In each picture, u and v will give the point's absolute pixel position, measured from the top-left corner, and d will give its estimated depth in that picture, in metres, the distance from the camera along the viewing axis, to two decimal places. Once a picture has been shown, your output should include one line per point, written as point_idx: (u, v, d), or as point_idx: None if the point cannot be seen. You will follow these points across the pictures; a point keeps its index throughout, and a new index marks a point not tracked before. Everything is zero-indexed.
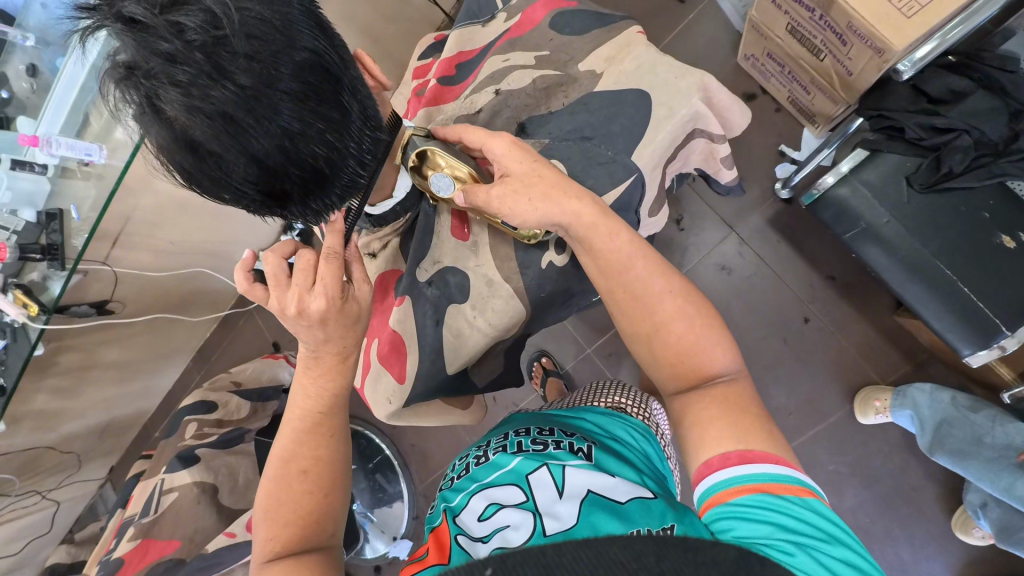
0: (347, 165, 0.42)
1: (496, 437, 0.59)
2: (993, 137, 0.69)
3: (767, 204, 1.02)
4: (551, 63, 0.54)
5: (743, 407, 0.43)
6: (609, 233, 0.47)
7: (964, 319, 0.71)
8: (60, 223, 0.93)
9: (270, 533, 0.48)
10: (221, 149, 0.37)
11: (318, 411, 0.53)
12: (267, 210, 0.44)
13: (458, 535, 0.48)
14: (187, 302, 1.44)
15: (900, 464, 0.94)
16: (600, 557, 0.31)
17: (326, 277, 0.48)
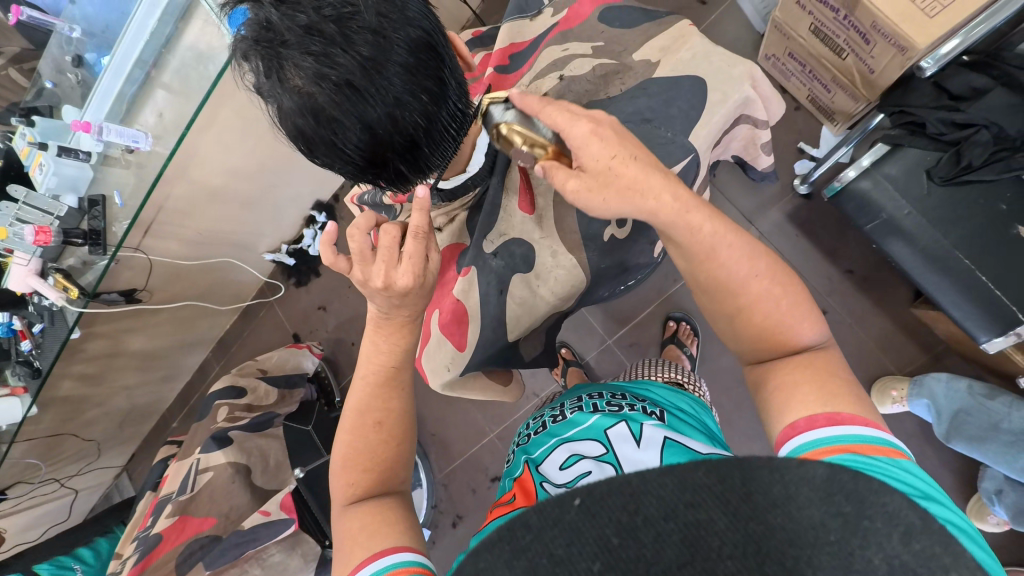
0: (441, 136, 0.45)
1: (572, 400, 0.72)
2: (1013, 133, 0.70)
3: (787, 199, 1.06)
4: (607, 53, 0.57)
5: (829, 370, 0.47)
6: (692, 227, 0.48)
7: (983, 309, 0.74)
8: (102, 209, 0.96)
9: (349, 480, 0.53)
10: (339, 116, 0.40)
11: (390, 367, 0.56)
12: (362, 178, 0.46)
13: (542, 483, 0.58)
14: (213, 292, 1.46)
15: (917, 453, 0.97)
16: (683, 482, 0.29)
17: (413, 251, 0.51)
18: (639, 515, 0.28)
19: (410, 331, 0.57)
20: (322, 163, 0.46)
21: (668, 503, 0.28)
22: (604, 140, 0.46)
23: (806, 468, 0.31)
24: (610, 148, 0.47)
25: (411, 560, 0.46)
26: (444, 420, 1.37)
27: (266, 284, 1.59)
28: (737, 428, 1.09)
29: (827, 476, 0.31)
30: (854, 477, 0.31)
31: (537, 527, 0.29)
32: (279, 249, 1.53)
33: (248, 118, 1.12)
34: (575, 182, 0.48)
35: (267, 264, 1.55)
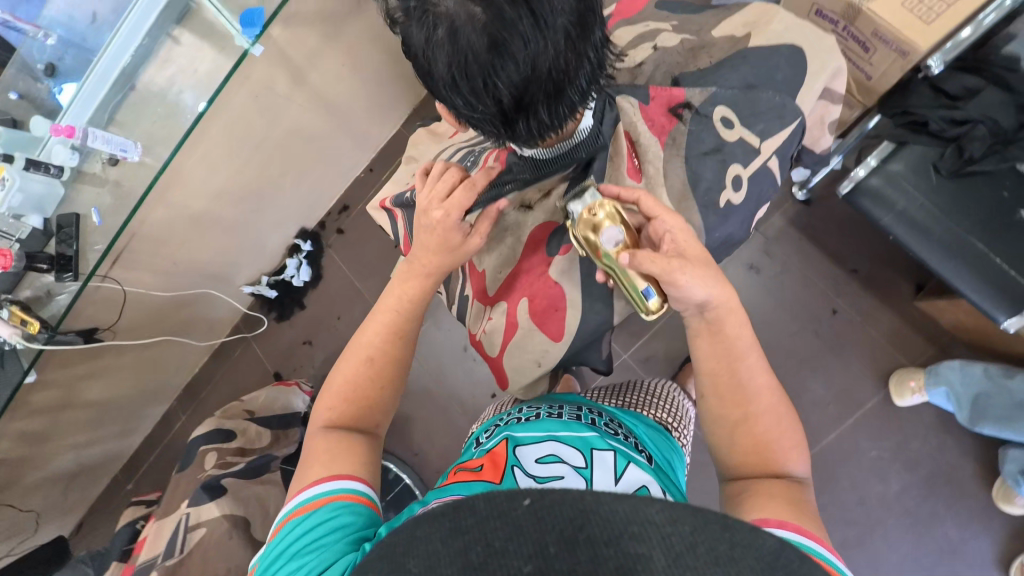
0: (586, 85, 0.40)
1: (571, 407, 0.67)
2: (1006, 126, 0.78)
3: (787, 205, 1.10)
4: (687, 30, 0.57)
5: (803, 500, 0.47)
6: (729, 326, 0.52)
7: (1000, 291, 0.77)
8: (75, 228, 0.84)
9: (330, 405, 0.55)
10: (505, 39, 0.34)
11: (399, 308, 0.57)
12: (491, 124, 0.40)
13: (513, 466, 0.54)
14: (183, 328, 1.32)
15: (939, 444, 0.99)
16: (636, 511, 0.28)
17: (461, 198, 0.52)
18: (581, 533, 0.27)
19: (429, 283, 0.58)
20: (453, 104, 0.39)
21: (615, 527, 0.27)
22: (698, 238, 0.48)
23: (761, 534, 0.28)
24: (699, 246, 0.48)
25: (360, 488, 0.49)
26: (450, 455, 1.27)
27: (242, 319, 1.46)
28: None
29: (777, 551, 0.28)
30: (801, 558, 0.28)
31: (483, 512, 0.30)
32: (258, 281, 1.41)
33: (238, 136, 1.05)
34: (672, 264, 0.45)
35: (245, 298, 1.43)
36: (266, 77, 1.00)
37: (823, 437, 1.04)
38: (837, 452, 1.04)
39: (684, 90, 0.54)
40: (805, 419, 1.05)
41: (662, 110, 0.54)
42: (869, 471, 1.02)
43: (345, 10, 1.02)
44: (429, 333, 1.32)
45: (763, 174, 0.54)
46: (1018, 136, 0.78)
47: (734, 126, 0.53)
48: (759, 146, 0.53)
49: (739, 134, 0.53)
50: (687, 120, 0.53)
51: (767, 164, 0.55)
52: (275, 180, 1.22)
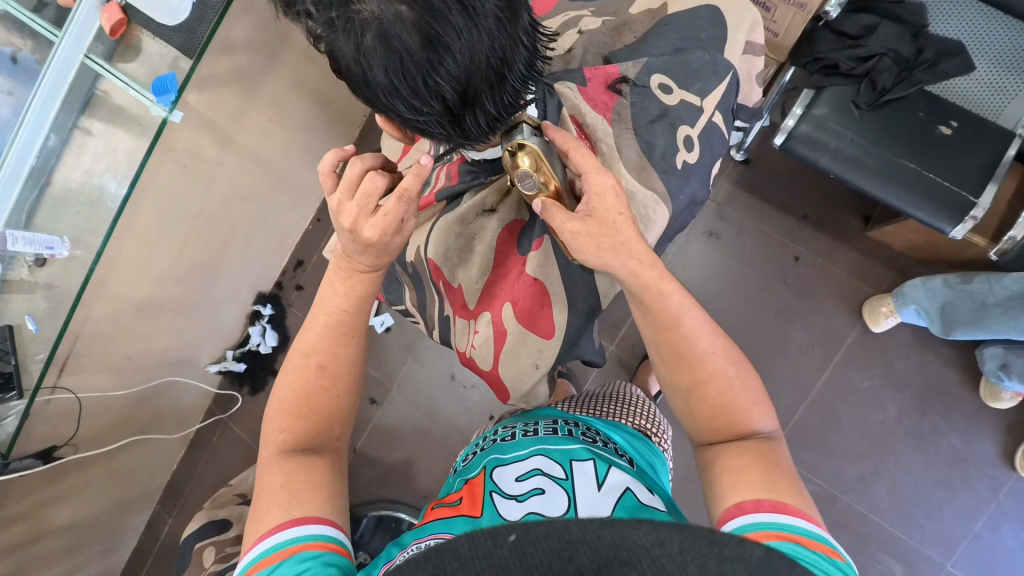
0: (527, 70, 0.40)
1: (546, 422, 0.71)
2: (906, 54, 0.84)
3: (729, 169, 1.14)
4: (606, 12, 0.59)
5: (771, 462, 0.48)
6: (663, 295, 0.50)
7: (942, 204, 0.82)
8: (10, 341, 0.78)
9: (283, 424, 0.54)
10: (439, 32, 0.33)
11: (342, 311, 0.56)
12: (439, 124, 0.39)
13: (491, 492, 0.57)
14: (151, 426, 1.23)
15: (921, 360, 1.04)
16: (621, 536, 0.28)
17: (389, 211, 0.50)
18: (571, 566, 0.26)
19: (372, 280, 0.57)
20: (396, 111, 0.38)
21: (603, 555, 0.27)
22: (620, 197, 0.49)
23: (743, 544, 0.29)
24: (619, 208, 0.49)
25: (329, 536, 0.47)
26: None
27: (213, 401, 1.38)
28: None
29: (763, 561, 0.29)
30: (788, 566, 0.29)
31: (466, 557, 0.28)
32: (223, 357, 1.34)
33: (173, 212, 1.00)
34: (576, 225, 0.48)
35: (213, 379, 1.35)
36: (191, 145, 0.96)
37: (816, 380, 1.07)
38: (832, 390, 1.07)
39: (618, 65, 0.55)
40: (795, 366, 1.08)
41: (602, 89, 0.54)
42: (866, 402, 1.06)
43: (260, 64, 0.99)
44: (412, 370, 1.28)
45: (710, 131, 0.56)
46: (920, 61, 0.84)
47: (672, 90, 0.54)
48: (701, 103, 0.54)
49: (680, 97, 0.54)
50: (628, 94, 0.54)
51: (711, 120, 0.56)
52: (221, 249, 1.16)
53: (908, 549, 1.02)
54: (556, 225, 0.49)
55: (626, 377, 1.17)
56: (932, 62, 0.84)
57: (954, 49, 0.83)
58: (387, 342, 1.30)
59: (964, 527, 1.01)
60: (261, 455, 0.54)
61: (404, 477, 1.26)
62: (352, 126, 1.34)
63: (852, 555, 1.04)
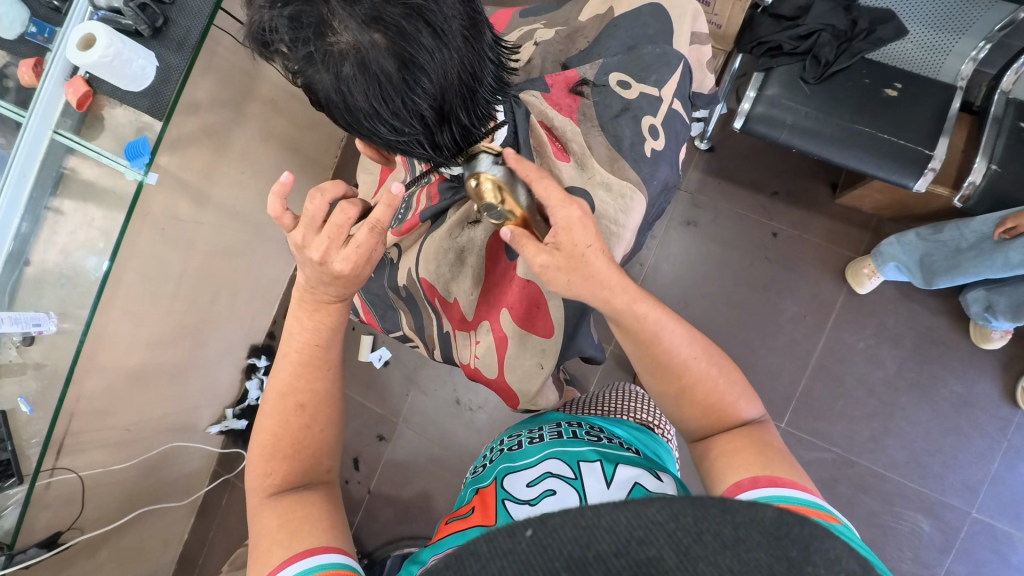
0: (493, 81, 0.42)
1: (550, 426, 0.72)
2: (843, 27, 0.88)
3: (697, 157, 1.17)
4: (558, 23, 0.62)
5: (764, 444, 0.50)
6: (640, 315, 0.51)
7: (902, 161, 0.86)
8: (5, 427, 0.77)
9: (267, 469, 0.53)
10: (412, 55, 0.35)
11: (315, 344, 0.57)
12: (420, 143, 0.41)
13: (505, 500, 0.57)
14: (157, 497, 1.20)
15: (909, 313, 1.07)
16: (636, 515, 0.26)
17: (361, 242, 0.51)
18: (590, 551, 0.25)
19: (338, 310, 0.58)
20: (377, 133, 0.40)
21: (622, 536, 0.25)
22: (589, 229, 0.47)
23: (754, 508, 0.27)
24: (589, 233, 0.48)
25: (339, 564, 0.46)
26: None
27: (217, 463, 1.35)
28: (761, 368, 1.11)
29: (775, 520, 0.27)
30: (800, 520, 0.27)
31: (486, 557, 0.26)
32: (223, 417, 1.32)
33: (156, 277, 1.00)
34: (544, 258, 0.47)
35: (215, 440, 1.33)
36: (168, 207, 0.97)
37: (812, 349, 1.09)
38: (829, 357, 1.09)
39: (576, 70, 0.57)
40: (791, 338, 1.10)
41: (564, 93, 0.57)
42: (864, 362, 1.08)
43: (226, 120, 1.00)
44: (417, 401, 1.27)
45: (672, 117, 0.57)
46: (857, 31, 0.88)
47: (630, 84, 0.56)
48: (660, 93, 0.56)
49: (639, 90, 0.56)
50: (590, 95, 0.56)
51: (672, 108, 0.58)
52: (208, 307, 1.16)
53: (932, 501, 1.03)
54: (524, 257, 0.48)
55: (629, 375, 1.17)
56: (869, 31, 0.88)
57: (887, 15, 0.88)
58: (387, 376, 1.29)
59: (981, 470, 1.02)
60: (249, 505, 0.53)
61: (421, 510, 1.24)
62: (325, 169, 1.36)
63: (879, 516, 1.04)
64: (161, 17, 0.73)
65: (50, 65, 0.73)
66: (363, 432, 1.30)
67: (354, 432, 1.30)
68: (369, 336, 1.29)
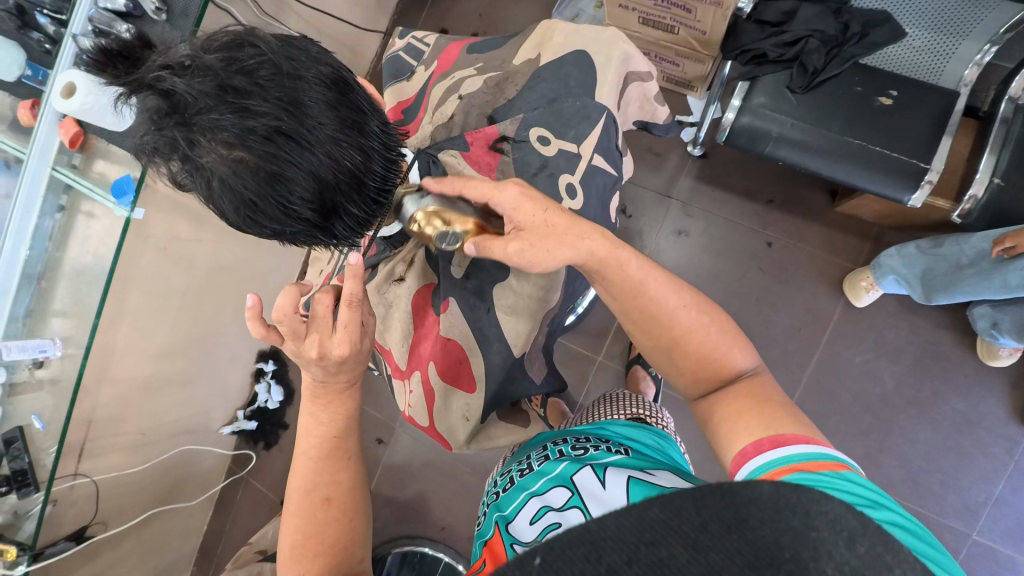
0: (379, 167, 0.44)
1: (535, 449, 0.68)
2: (832, 32, 0.84)
3: (688, 165, 1.13)
4: (490, 69, 0.61)
5: (764, 398, 0.46)
6: (620, 264, 0.50)
7: (894, 175, 0.81)
8: (23, 441, 0.85)
9: (300, 569, 0.53)
10: (280, 171, 0.38)
11: (331, 436, 0.57)
12: (314, 235, 0.44)
13: (513, 545, 0.54)
14: (175, 492, 1.29)
15: (911, 328, 1.02)
16: (640, 519, 0.27)
17: (347, 321, 0.52)
18: (603, 567, 0.26)
19: (350, 397, 0.58)
20: (267, 232, 0.43)
21: (629, 544, 0.27)
22: (534, 200, 0.48)
23: (752, 487, 0.29)
24: (536, 204, 0.48)
25: None
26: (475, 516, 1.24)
27: (232, 459, 1.44)
28: None
29: (773, 494, 0.29)
30: (795, 489, 0.29)
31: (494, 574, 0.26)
32: (235, 418, 1.40)
33: (161, 294, 1.06)
34: (515, 246, 0.47)
35: (229, 439, 1.41)
36: (167, 229, 1.02)
37: (805, 363, 1.06)
38: (824, 370, 1.06)
39: (497, 125, 0.57)
40: (784, 351, 1.07)
41: (484, 150, 0.57)
42: (860, 377, 1.04)
43: None
44: None
45: (593, 173, 0.57)
46: (849, 35, 0.83)
47: (549, 141, 0.55)
48: (578, 150, 0.56)
49: (557, 147, 0.56)
50: (508, 151, 0.56)
51: (592, 164, 0.57)
52: (215, 318, 1.22)
53: (929, 522, 1.00)
54: (498, 255, 0.48)
55: (617, 385, 1.17)
56: (862, 34, 0.83)
57: (880, 18, 0.82)
58: (384, 382, 1.33)
59: (984, 492, 0.98)
60: None
61: (417, 510, 1.29)
62: None
63: None
64: None
65: (44, 108, 0.78)
66: (363, 435, 1.35)
67: None
68: None
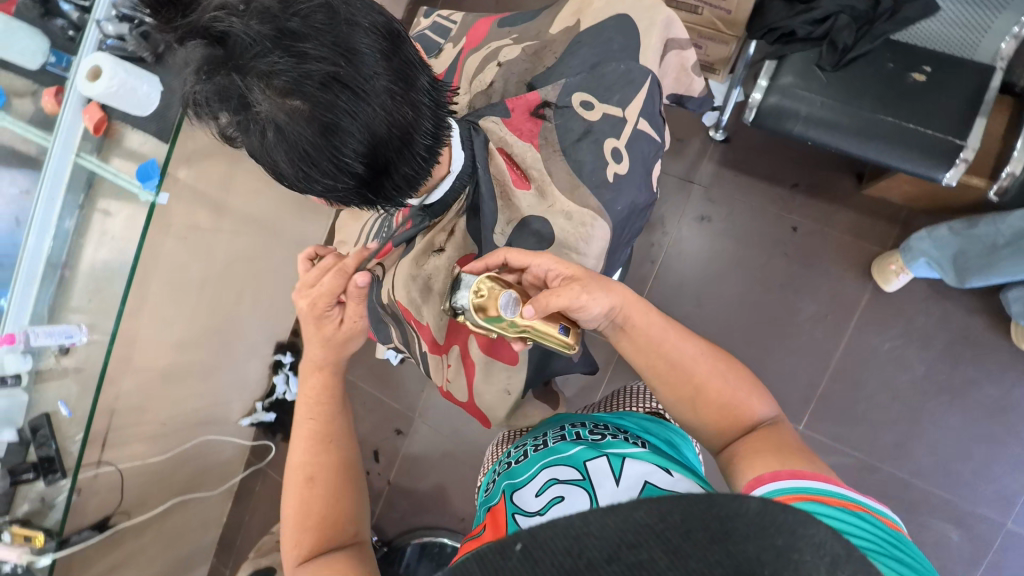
0: (429, 126, 0.44)
1: (555, 429, 0.66)
2: (862, 8, 0.81)
3: (711, 149, 1.11)
4: (527, 38, 0.61)
5: (783, 441, 0.47)
6: (644, 313, 0.54)
7: (926, 153, 0.79)
8: (49, 428, 0.85)
9: (294, 542, 0.54)
10: (334, 121, 0.38)
11: (314, 416, 0.59)
12: (361, 193, 0.44)
13: (514, 513, 0.53)
14: (195, 483, 1.30)
15: (942, 313, 1.00)
16: (625, 520, 0.29)
17: (328, 285, 0.54)
18: (582, 559, 0.27)
19: (333, 377, 0.60)
20: (315, 189, 0.42)
21: (612, 541, 0.28)
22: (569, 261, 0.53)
23: (740, 499, 0.30)
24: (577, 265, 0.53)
25: None
26: None
27: (251, 451, 1.44)
28: (777, 369, 1.07)
29: (761, 511, 0.30)
30: (783, 508, 0.30)
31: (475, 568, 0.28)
32: (253, 409, 1.40)
33: (181, 283, 1.06)
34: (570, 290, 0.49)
35: (247, 431, 1.41)
36: (187, 219, 1.02)
37: (833, 349, 1.04)
38: (852, 357, 1.04)
39: (538, 90, 0.58)
40: (810, 338, 1.05)
41: (525, 116, 0.58)
42: (889, 364, 1.02)
43: None
44: (430, 397, 1.30)
45: (638, 137, 0.57)
46: (879, 11, 0.81)
47: (593, 105, 0.56)
48: (623, 113, 0.56)
49: (602, 111, 0.56)
50: (552, 116, 0.57)
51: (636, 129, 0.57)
52: (234, 308, 1.22)
53: (961, 511, 0.98)
54: (561, 304, 0.49)
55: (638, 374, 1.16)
56: (893, 10, 0.81)
57: None
58: (402, 373, 1.33)
59: (1019, 480, 0.95)
60: None
61: (437, 502, 1.28)
62: None
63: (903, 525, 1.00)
64: None
65: (67, 96, 0.79)
66: (381, 426, 1.34)
67: (373, 426, 1.35)
68: None
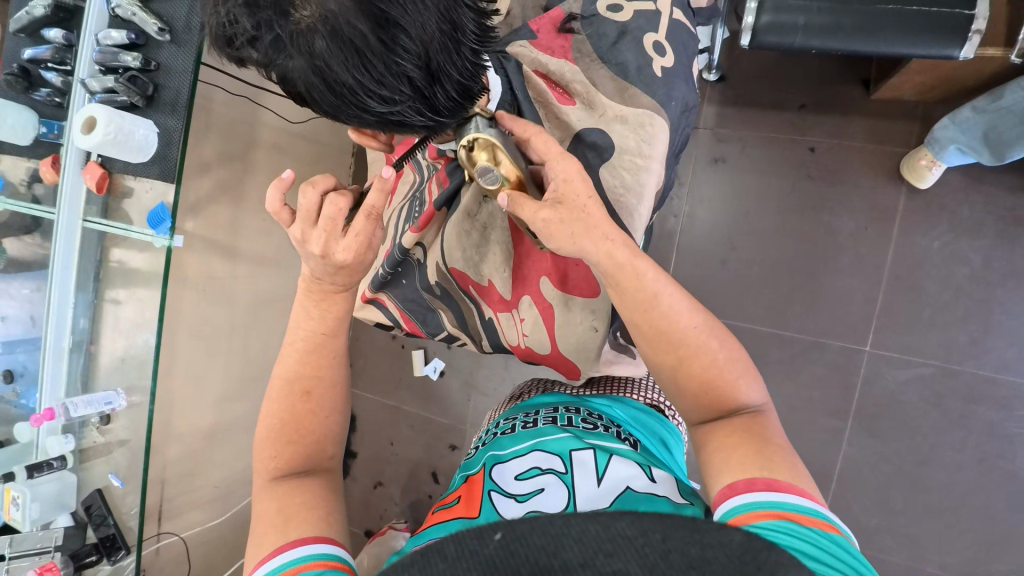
0: (478, 30, 0.42)
1: (545, 408, 0.66)
2: None
3: (708, 91, 1.09)
4: None
5: (763, 436, 0.48)
6: (637, 273, 0.51)
7: (936, 34, 0.78)
8: (104, 504, 0.80)
9: (272, 453, 0.56)
10: (387, 16, 0.36)
11: (318, 334, 0.59)
12: (417, 105, 0.42)
13: (489, 492, 0.53)
14: None
15: (986, 199, 0.96)
16: (605, 530, 0.29)
17: (360, 230, 0.52)
18: (556, 560, 0.27)
19: (346, 299, 0.59)
20: (369, 106, 0.41)
21: (589, 548, 0.28)
22: (587, 182, 0.50)
23: (724, 532, 0.31)
24: (584, 190, 0.51)
25: (329, 555, 0.48)
26: None
27: None
28: (829, 294, 1.03)
29: (745, 543, 0.31)
30: (766, 547, 0.30)
31: (451, 557, 0.29)
32: None
33: (208, 336, 1.03)
34: (546, 214, 0.49)
35: None
36: (203, 269, 0.99)
37: (883, 260, 1.00)
38: (904, 264, 1.00)
39: (560, 7, 0.63)
40: (856, 256, 1.02)
41: (553, 33, 0.62)
42: (945, 262, 0.98)
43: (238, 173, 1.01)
44: (480, 404, 1.26)
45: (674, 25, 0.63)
46: None
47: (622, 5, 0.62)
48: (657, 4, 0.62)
49: (631, 9, 0.62)
50: (580, 27, 0.62)
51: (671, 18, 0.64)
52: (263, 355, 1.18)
53: None
54: (527, 215, 0.50)
55: None
56: None
57: None
58: (446, 387, 1.29)
59: None
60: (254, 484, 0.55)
61: None
62: None
63: (999, 425, 0.95)
64: (152, 86, 0.75)
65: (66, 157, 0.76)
66: (435, 445, 1.29)
67: (426, 447, 1.30)
68: (419, 351, 1.30)
